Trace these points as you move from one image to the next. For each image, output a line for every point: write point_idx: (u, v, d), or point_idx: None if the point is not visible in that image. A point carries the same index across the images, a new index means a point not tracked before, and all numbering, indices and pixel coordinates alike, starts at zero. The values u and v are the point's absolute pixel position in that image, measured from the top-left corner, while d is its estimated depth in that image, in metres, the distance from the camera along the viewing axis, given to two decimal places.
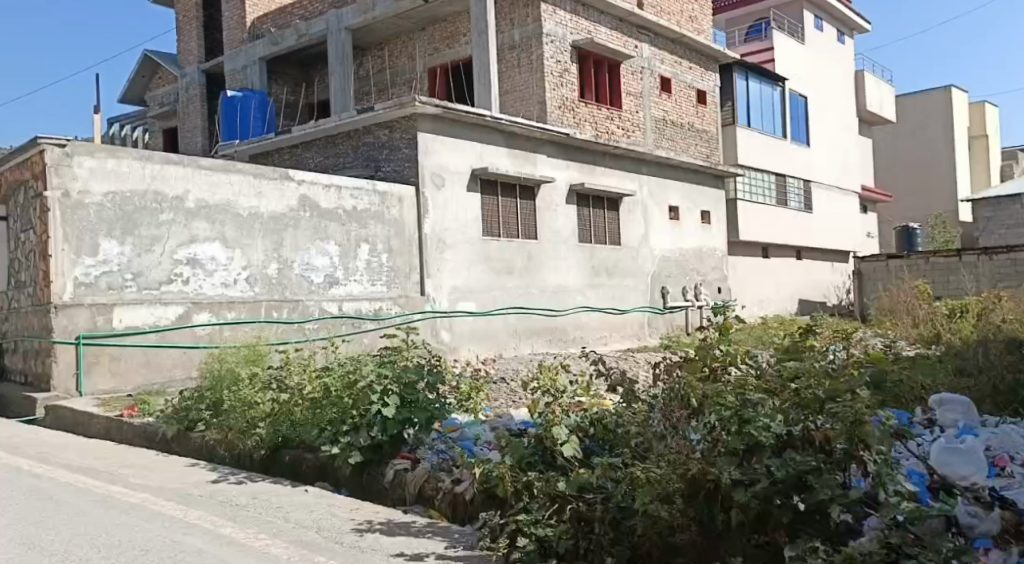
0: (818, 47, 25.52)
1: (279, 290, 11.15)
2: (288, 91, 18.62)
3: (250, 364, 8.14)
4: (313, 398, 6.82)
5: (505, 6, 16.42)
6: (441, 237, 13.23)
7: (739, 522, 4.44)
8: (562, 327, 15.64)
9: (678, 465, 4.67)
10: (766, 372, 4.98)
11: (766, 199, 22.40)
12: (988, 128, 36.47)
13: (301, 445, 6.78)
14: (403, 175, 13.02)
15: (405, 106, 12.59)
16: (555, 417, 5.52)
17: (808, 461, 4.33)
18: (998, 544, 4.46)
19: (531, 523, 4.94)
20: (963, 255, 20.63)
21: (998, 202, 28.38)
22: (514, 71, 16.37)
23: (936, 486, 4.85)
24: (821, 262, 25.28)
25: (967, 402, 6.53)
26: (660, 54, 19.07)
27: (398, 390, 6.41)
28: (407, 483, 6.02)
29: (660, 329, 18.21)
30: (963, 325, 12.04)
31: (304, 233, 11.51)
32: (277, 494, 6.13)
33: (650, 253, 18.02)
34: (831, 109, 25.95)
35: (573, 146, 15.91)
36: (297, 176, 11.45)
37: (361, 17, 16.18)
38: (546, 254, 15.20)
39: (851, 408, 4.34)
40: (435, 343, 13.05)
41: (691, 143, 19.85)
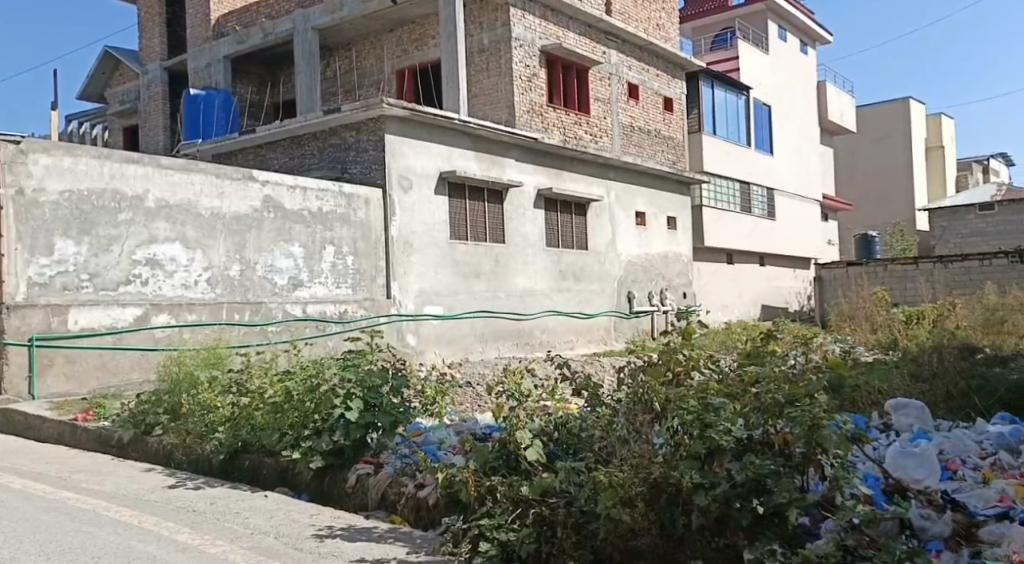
0: (782, 56, 25.86)
1: (241, 292, 11.05)
2: (253, 91, 18.47)
3: (210, 366, 8.03)
4: (274, 402, 6.75)
5: (474, 10, 16.43)
6: (408, 240, 13.18)
7: (700, 526, 4.48)
8: (528, 331, 15.65)
9: (641, 469, 4.69)
10: (728, 377, 5.01)
11: (731, 205, 22.61)
12: (944, 139, 37.20)
13: (261, 448, 6.71)
14: (370, 177, 12.96)
15: (372, 108, 12.52)
16: (519, 421, 5.52)
17: (768, 465, 4.37)
18: (949, 546, 4.51)
19: (494, 527, 4.95)
20: (919, 262, 20.94)
21: (955, 211, 28.95)
22: (483, 75, 16.38)
23: (891, 490, 4.95)
24: (783, 269, 25.60)
25: (921, 407, 6.67)
26: (628, 61, 19.18)
27: (362, 393, 6.38)
28: (370, 488, 5.98)
29: (626, 334, 18.31)
30: (919, 331, 12.29)
31: (267, 234, 11.41)
32: (236, 498, 6.06)
33: (616, 258, 18.12)
34: (794, 118, 26.29)
35: (541, 150, 15.94)
36: (260, 176, 11.35)
37: (328, 17, 16.07)
38: (513, 257, 15.21)
39: (809, 412, 4.38)
40: (401, 347, 12.98)
41: (658, 149, 20.01)
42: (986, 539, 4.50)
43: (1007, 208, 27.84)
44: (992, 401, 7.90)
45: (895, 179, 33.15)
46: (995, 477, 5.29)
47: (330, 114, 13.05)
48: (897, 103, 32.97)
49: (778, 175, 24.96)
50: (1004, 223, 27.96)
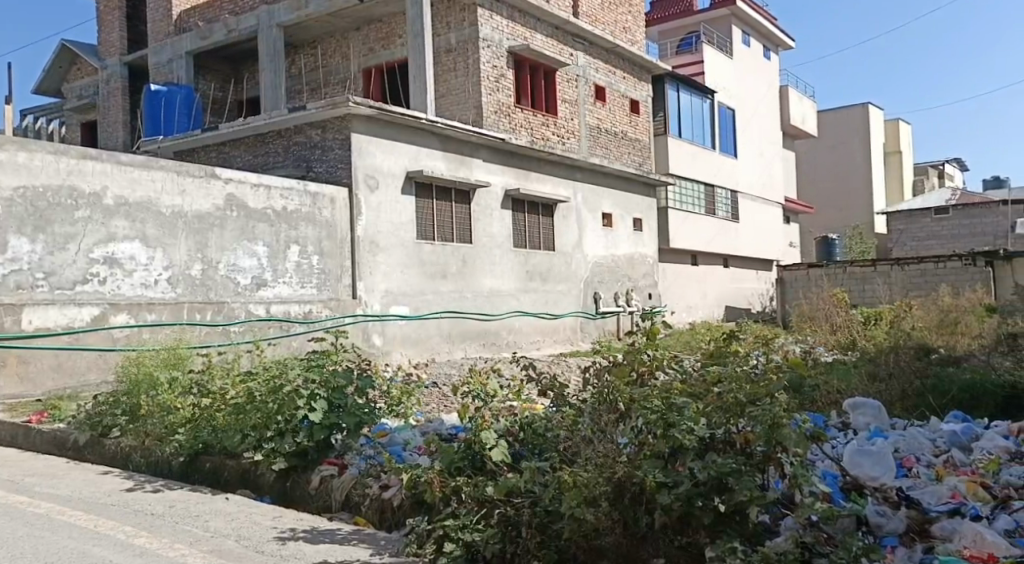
0: (746, 61, 26.13)
1: (203, 291, 10.92)
2: (216, 87, 18.25)
3: (170, 367, 7.89)
4: (237, 403, 6.67)
5: (441, 9, 16.39)
6: (374, 240, 13.11)
7: (664, 524, 4.52)
8: (495, 331, 15.64)
9: (605, 469, 4.69)
10: (692, 377, 5.04)
11: (696, 207, 22.80)
12: (902, 143, 37.87)
13: (222, 450, 6.63)
14: (336, 176, 12.88)
15: (338, 107, 12.44)
16: (484, 421, 5.52)
17: (729, 463, 4.41)
18: (903, 542, 4.58)
19: (458, 528, 4.92)
20: (877, 264, 21.24)
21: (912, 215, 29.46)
22: (450, 75, 16.35)
23: (848, 487, 5.05)
24: (746, 270, 25.87)
25: (878, 405, 6.79)
26: (595, 63, 19.26)
27: (326, 395, 6.33)
28: (334, 489, 5.95)
29: (592, 335, 18.37)
30: (877, 331, 12.49)
31: (230, 233, 11.28)
32: (196, 502, 5.99)
33: (583, 259, 18.18)
34: (758, 121, 26.59)
35: (509, 151, 15.95)
36: (223, 174, 11.22)
37: (294, 14, 15.93)
38: (480, 258, 15.18)
39: (769, 412, 4.42)
40: (367, 348, 12.90)
41: (624, 150, 20.12)
42: (940, 535, 4.59)
43: (961, 212, 28.35)
44: (946, 400, 8.03)
45: (853, 184, 33.65)
46: (948, 475, 5.37)
47: (295, 112, 12.95)
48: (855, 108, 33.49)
49: (741, 178, 25.22)
50: (957, 227, 28.44)
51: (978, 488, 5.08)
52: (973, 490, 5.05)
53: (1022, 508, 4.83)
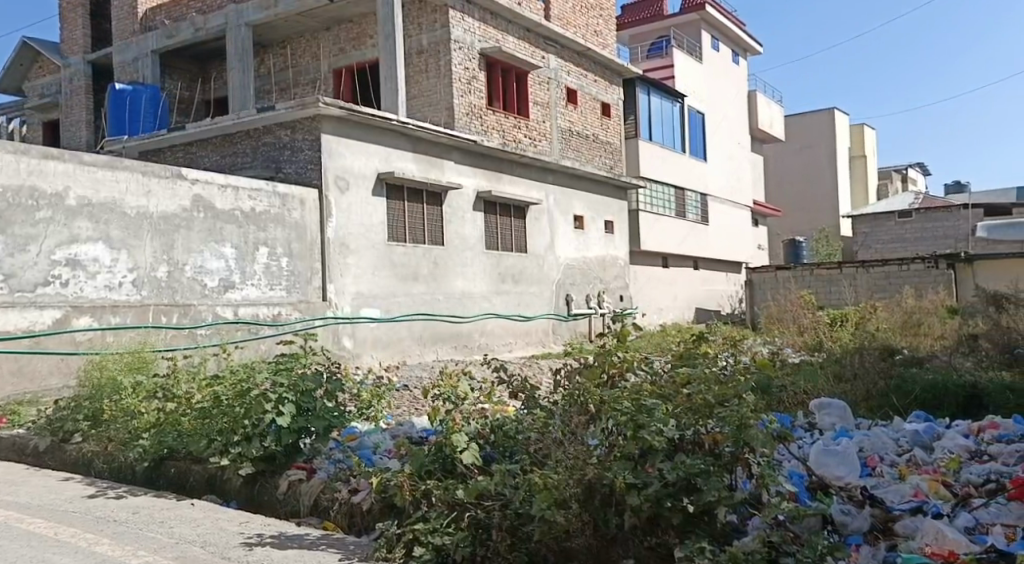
0: (715, 65, 26.34)
1: (169, 294, 10.79)
2: (183, 87, 18.05)
3: (135, 371, 7.76)
4: (203, 408, 6.57)
5: (413, 10, 16.34)
6: (345, 241, 13.03)
7: (633, 525, 4.52)
8: (467, 334, 15.60)
9: (576, 471, 4.68)
10: (661, 378, 5.04)
11: (666, 209, 22.92)
12: (868, 148, 38.38)
13: (188, 455, 6.55)
14: (306, 177, 12.78)
15: (308, 107, 12.36)
16: (454, 424, 5.48)
17: (697, 464, 4.43)
18: (868, 540, 4.63)
19: (428, 532, 4.89)
20: (843, 267, 21.56)
21: (876, 219, 29.85)
22: (421, 76, 16.31)
23: (814, 487, 5.11)
24: (716, 272, 26.03)
25: (843, 406, 6.93)
26: (566, 66, 19.30)
27: (295, 398, 6.24)
28: (302, 494, 5.90)
29: (564, 337, 18.40)
30: (843, 333, 12.62)
31: (197, 234, 11.16)
32: (161, 508, 5.89)
33: (555, 261, 18.21)
34: (727, 124, 26.79)
35: (480, 153, 15.92)
36: (190, 174, 11.10)
37: (263, 13, 15.78)
38: (451, 260, 15.14)
39: (737, 413, 4.46)
40: (337, 350, 12.80)
41: (596, 153, 20.17)
42: (903, 532, 4.64)
43: (924, 216, 28.74)
44: (909, 400, 8.13)
45: (820, 187, 33.98)
46: (911, 474, 5.43)
47: (265, 113, 12.84)
48: (822, 113, 33.85)
49: (711, 181, 25.39)
50: (922, 230, 28.82)
51: (939, 487, 5.14)
52: (935, 488, 5.11)
53: (981, 506, 4.90)
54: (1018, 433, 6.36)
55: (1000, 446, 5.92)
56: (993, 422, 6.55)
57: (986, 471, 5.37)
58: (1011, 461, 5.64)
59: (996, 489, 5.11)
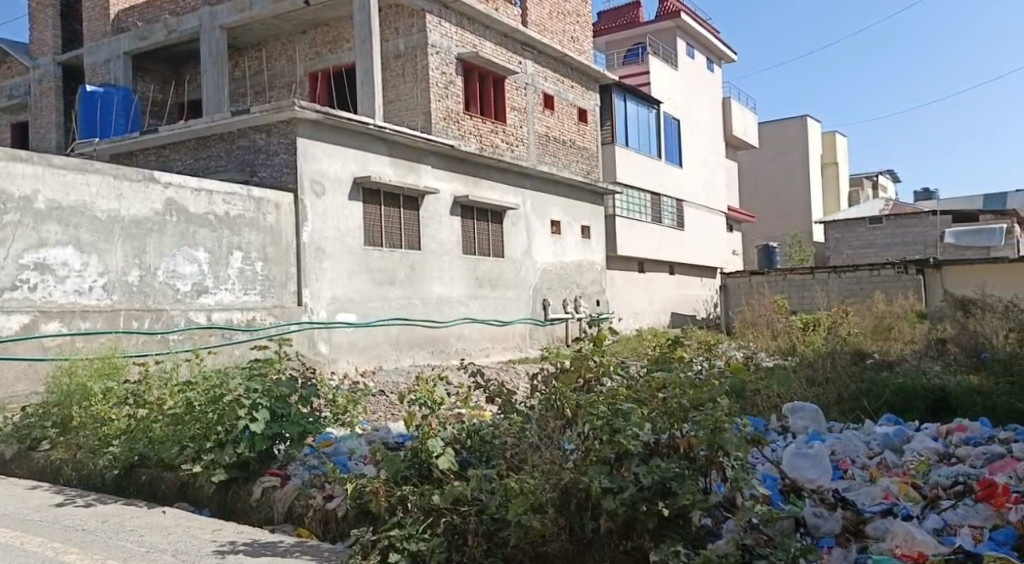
0: (690, 72, 26.48)
1: (140, 299, 10.67)
2: (155, 89, 17.91)
3: (105, 377, 7.66)
4: (174, 415, 6.49)
5: (389, 14, 16.30)
6: (321, 246, 12.95)
7: (609, 529, 4.52)
8: (444, 338, 15.54)
9: (552, 475, 4.67)
10: (636, 382, 5.03)
11: (642, 215, 23.00)
12: (839, 155, 38.78)
13: (159, 462, 6.48)
14: (281, 181, 12.70)
15: (284, 110, 12.31)
16: (430, 429, 5.42)
17: (673, 468, 4.44)
18: (839, 542, 4.66)
19: (404, 538, 4.85)
20: (815, 272, 21.76)
21: (847, 225, 30.06)
22: (397, 81, 16.27)
23: (787, 489, 5.15)
24: (691, 278, 26.14)
25: (815, 409, 7.01)
26: (543, 71, 19.32)
27: (268, 404, 6.17)
28: (276, 501, 5.85)
29: (541, 341, 18.41)
30: (814, 337, 12.74)
31: (169, 238, 11.04)
32: (131, 516, 5.81)
33: (532, 266, 18.23)
34: (702, 130, 26.95)
35: (457, 158, 15.90)
36: (162, 178, 10.99)
37: (237, 15, 15.66)
38: (428, 264, 15.11)
39: (711, 416, 4.47)
40: (313, 356, 12.70)
41: (572, 158, 20.21)
42: (873, 534, 4.67)
43: (896, 222, 29.03)
44: (879, 404, 8.21)
45: (793, 193, 34.26)
46: (881, 476, 5.48)
47: (239, 116, 12.75)
48: (795, 120, 34.14)
49: (687, 187, 25.51)
50: (894, 236, 29.12)
51: (909, 489, 5.18)
52: (905, 490, 5.15)
53: (950, 507, 4.95)
54: (985, 436, 6.43)
55: (967, 449, 5.99)
56: (961, 424, 6.62)
57: (955, 473, 5.42)
58: (979, 464, 5.71)
59: (963, 490, 5.16)
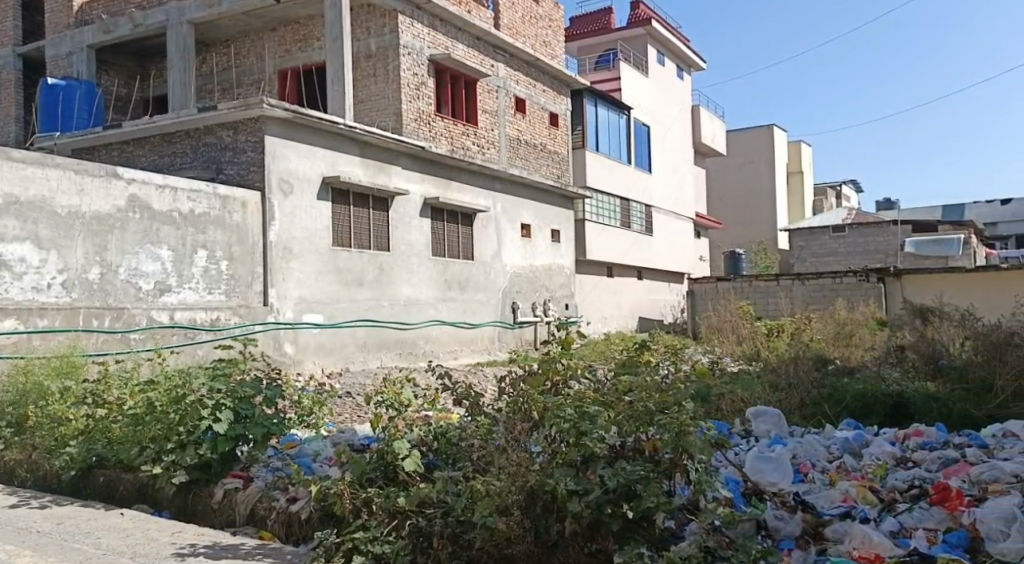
0: (660, 79, 26.62)
1: (101, 297, 10.46)
2: (119, 84, 17.64)
3: (63, 376, 7.51)
4: (134, 414, 6.35)
5: (360, 14, 16.19)
6: (288, 245, 12.82)
7: (574, 531, 4.49)
8: (412, 341, 15.43)
9: (518, 477, 4.63)
10: (602, 385, 5.01)
11: (611, 219, 23.06)
12: (804, 165, 39.23)
13: (117, 463, 6.37)
14: (248, 179, 12.55)
15: (252, 108, 12.17)
16: (397, 431, 5.36)
17: (638, 471, 4.43)
18: (799, 545, 4.68)
19: (368, 540, 4.78)
20: (779, 279, 22.01)
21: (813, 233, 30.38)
22: (369, 81, 16.16)
23: (749, 492, 5.17)
24: (659, 283, 26.27)
25: (777, 413, 7.06)
26: (515, 75, 19.31)
27: (232, 404, 6.06)
28: (238, 504, 5.76)
29: (509, 344, 18.35)
30: (778, 343, 12.87)
31: (132, 235, 10.84)
32: (88, 518, 5.68)
33: (501, 269, 18.20)
34: (671, 136, 27.10)
35: (427, 159, 15.83)
36: (126, 173, 10.79)
37: (205, 12, 15.46)
38: (396, 266, 15.00)
39: (676, 420, 4.45)
40: (278, 356, 12.53)
41: (543, 163, 20.21)
42: (831, 537, 4.69)
43: (859, 231, 29.41)
44: (839, 409, 8.30)
45: (759, 200, 34.56)
46: (840, 479, 5.50)
47: (205, 113, 12.57)
48: (761, 129, 34.50)
49: (655, 192, 25.63)
50: (857, 245, 29.49)
51: (867, 492, 5.21)
52: (863, 494, 5.17)
53: (905, 510, 4.98)
54: (940, 441, 6.51)
55: (923, 453, 6.06)
56: (917, 429, 6.70)
57: (912, 478, 5.45)
58: (934, 468, 5.77)
59: (919, 493, 5.20)
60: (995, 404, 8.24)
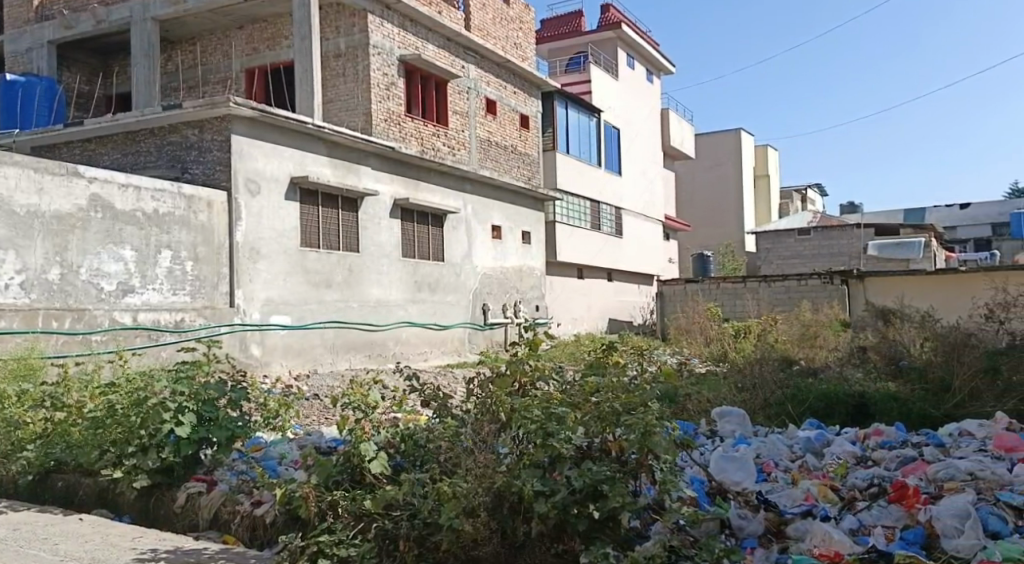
0: (630, 82, 26.75)
1: (61, 298, 10.28)
2: (81, 81, 17.41)
3: (20, 378, 7.38)
4: (95, 417, 6.24)
5: (330, 13, 16.10)
6: (255, 246, 12.69)
7: (540, 531, 4.48)
8: (381, 342, 15.35)
9: (484, 479, 4.61)
10: (570, 386, 5.00)
11: (581, 222, 23.11)
12: (771, 168, 39.62)
13: (76, 468, 6.27)
14: (213, 178, 12.41)
15: (218, 106, 12.04)
16: (363, 433, 5.31)
17: (603, 471, 4.42)
18: (761, 544, 4.71)
19: (333, 544, 4.74)
20: (746, 281, 22.25)
21: (779, 237, 30.72)
22: (338, 80, 16.07)
23: (713, 491, 5.21)
24: (629, 285, 26.39)
25: (742, 413, 7.15)
26: (485, 77, 19.30)
27: (195, 407, 5.98)
28: (201, 508, 5.70)
29: (479, 346, 18.34)
30: (744, 344, 13.02)
31: (93, 236, 10.68)
32: (47, 523, 5.58)
33: (472, 270, 18.17)
34: (641, 139, 27.23)
35: (397, 160, 15.77)
36: (87, 172, 10.61)
37: (171, 9, 15.27)
38: (366, 267, 14.93)
39: (642, 420, 4.44)
40: (244, 359, 12.41)
41: (514, 165, 20.23)
42: (793, 535, 4.72)
43: (825, 234, 29.77)
44: (802, 408, 8.38)
45: (727, 203, 34.83)
46: (802, 478, 5.55)
47: (170, 111, 12.41)
48: (729, 133, 34.78)
49: (625, 194, 25.72)
50: (822, 247, 29.85)
51: (828, 491, 5.25)
52: (824, 493, 5.21)
53: (865, 509, 5.03)
54: (899, 440, 6.59)
55: (883, 452, 6.13)
56: (878, 428, 6.78)
57: (872, 476, 5.51)
58: (893, 467, 5.83)
59: (877, 492, 5.25)
60: (953, 404, 8.38)
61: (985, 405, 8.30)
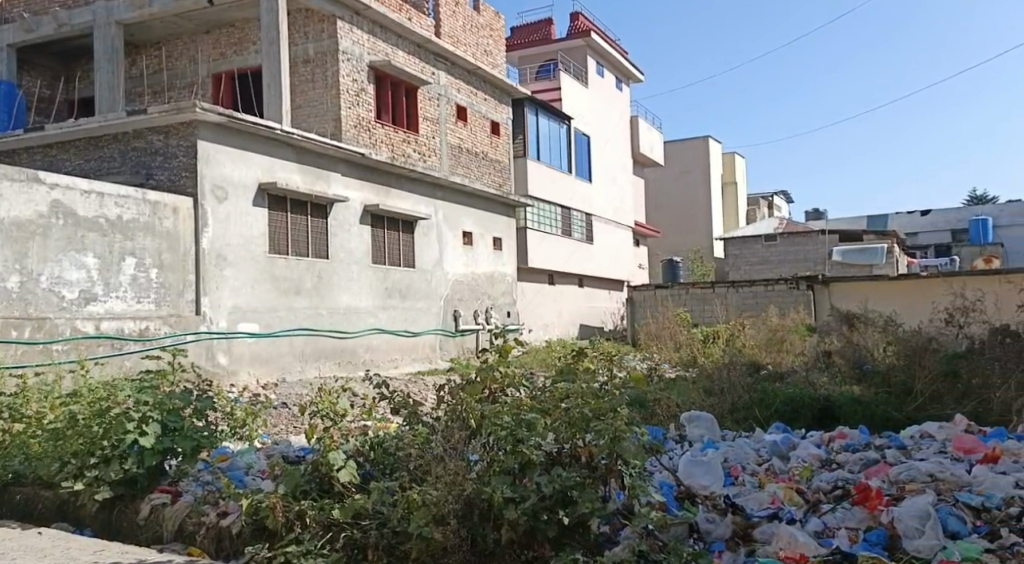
0: (599, 89, 26.86)
1: (21, 307, 10.08)
2: (42, 85, 17.16)
3: None
4: (56, 428, 6.12)
5: (299, 19, 16.00)
6: (221, 253, 12.58)
7: (510, 539, 4.46)
8: (351, 349, 15.25)
9: (455, 486, 4.59)
10: (538, 392, 4.97)
11: (552, 228, 23.16)
12: (738, 175, 39.97)
13: (34, 481, 6.15)
14: (179, 185, 12.28)
15: (183, 111, 11.86)
16: (332, 442, 5.24)
17: (573, 477, 4.40)
18: (729, 546, 4.73)
19: (301, 554, 4.71)
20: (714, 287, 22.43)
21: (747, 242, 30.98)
22: (307, 86, 15.96)
23: (681, 496, 5.25)
24: (599, 290, 26.47)
25: (710, 417, 7.19)
26: (456, 83, 19.29)
27: (159, 417, 5.84)
28: (165, 519, 5.62)
29: (450, 352, 18.27)
30: (712, 348, 13.08)
31: (55, 243, 10.49)
32: (5, 538, 5.47)
33: (442, 277, 18.12)
34: (610, 145, 27.35)
35: (367, 166, 15.71)
36: (48, 178, 10.45)
37: (134, 12, 15.06)
38: (336, 273, 14.85)
39: (611, 425, 4.42)
40: (211, 368, 12.28)
41: (484, 171, 20.23)
42: (759, 538, 4.75)
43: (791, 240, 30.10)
44: (770, 413, 8.44)
45: (696, 210, 35.07)
46: (769, 482, 5.58)
47: (134, 116, 12.24)
48: (697, 140, 35.02)
49: (595, 200, 25.81)
50: (789, 253, 30.13)
51: (794, 494, 5.29)
52: (790, 495, 5.25)
53: (829, 511, 5.07)
54: (863, 442, 6.67)
55: (847, 455, 6.19)
56: (841, 432, 6.85)
57: (836, 479, 5.55)
58: (857, 470, 5.89)
59: (842, 494, 5.30)
60: (915, 406, 8.49)
61: (946, 407, 8.42)
